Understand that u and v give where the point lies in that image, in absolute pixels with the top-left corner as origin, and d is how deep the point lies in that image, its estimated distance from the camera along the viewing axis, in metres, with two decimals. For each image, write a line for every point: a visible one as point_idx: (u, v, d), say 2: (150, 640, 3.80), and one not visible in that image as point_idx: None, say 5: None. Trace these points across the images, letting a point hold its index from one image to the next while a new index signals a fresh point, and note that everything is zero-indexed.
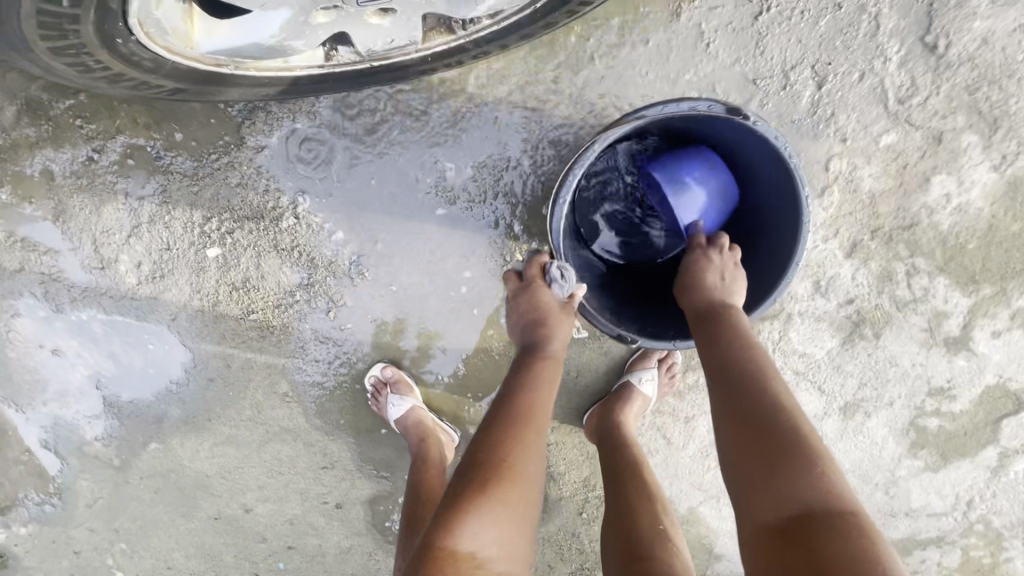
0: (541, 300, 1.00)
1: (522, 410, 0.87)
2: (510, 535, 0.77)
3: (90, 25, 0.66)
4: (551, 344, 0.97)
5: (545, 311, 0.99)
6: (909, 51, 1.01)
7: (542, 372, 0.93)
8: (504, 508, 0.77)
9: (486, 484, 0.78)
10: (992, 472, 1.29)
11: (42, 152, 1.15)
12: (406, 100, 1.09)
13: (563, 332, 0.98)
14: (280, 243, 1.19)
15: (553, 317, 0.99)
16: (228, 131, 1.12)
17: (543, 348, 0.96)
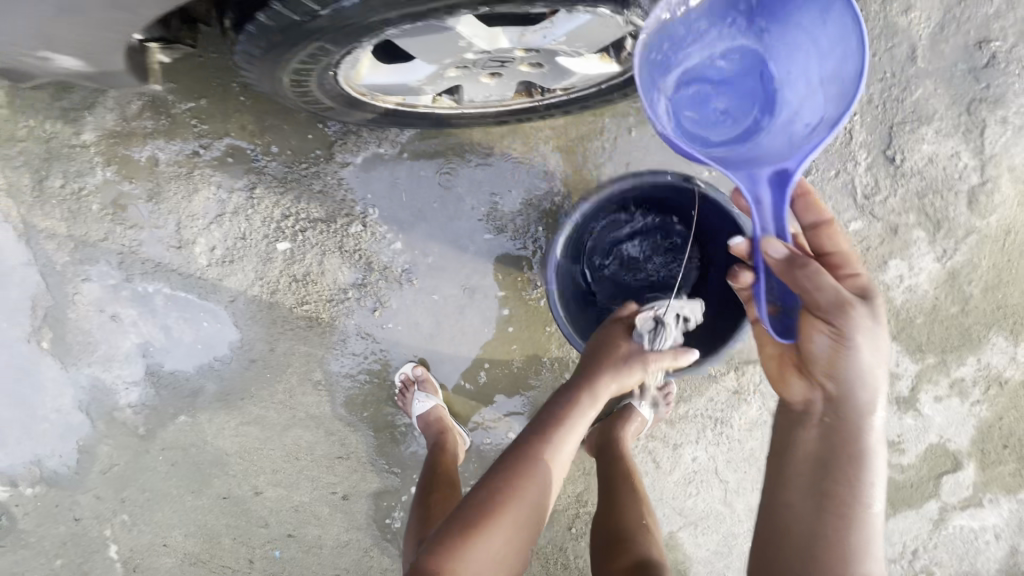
0: (617, 340, 1.07)
1: (535, 445, 0.99)
2: (498, 550, 0.92)
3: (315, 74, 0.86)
4: (590, 398, 1.03)
5: (618, 352, 1.06)
6: (874, 161, 1.28)
7: (576, 417, 1.03)
8: (496, 530, 0.92)
9: (490, 503, 0.94)
10: (934, 524, 1.47)
11: (153, 142, 1.35)
12: (474, 142, 1.32)
13: (608, 386, 1.04)
14: (345, 245, 1.37)
15: (621, 361, 1.04)
16: (321, 146, 1.33)
17: (584, 396, 1.03)
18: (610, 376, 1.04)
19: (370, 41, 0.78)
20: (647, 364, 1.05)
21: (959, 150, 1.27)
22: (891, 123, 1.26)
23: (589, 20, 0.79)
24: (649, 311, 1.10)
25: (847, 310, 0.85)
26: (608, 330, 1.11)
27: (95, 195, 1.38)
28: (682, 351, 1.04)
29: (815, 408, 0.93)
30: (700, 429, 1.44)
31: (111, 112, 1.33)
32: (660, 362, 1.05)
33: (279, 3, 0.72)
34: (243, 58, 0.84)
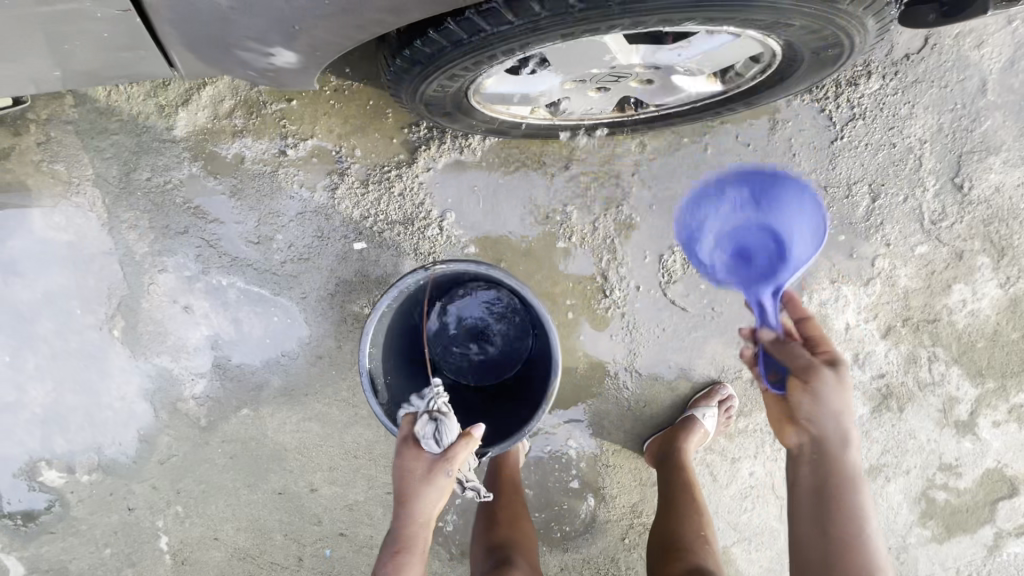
0: (412, 460, 1.01)
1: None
2: None
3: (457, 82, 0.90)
4: (417, 512, 1.00)
5: (418, 472, 1.00)
6: (941, 188, 1.32)
7: (414, 534, 1.01)
8: None
9: None
10: (988, 550, 1.47)
11: (241, 140, 1.39)
12: (553, 154, 1.37)
13: (428, 504, 1.00)
14: (420, 247, 1.41)
15: (425, 478, 0.99)
16: (404, 151, 1.37)
17: (412, 515, 1.00)
18: (421, 504, 1.00)
19: (540, 49, 0.82)
20: (448, 470, 0.99)
21: None
22: (960, 152, 1.31)
23: (732, 38, 0.84)
24: (425, 412, 1.01)
25: (815, 369, 1.01)
26: (399, 455, 1.02)
27: (180, 188, 1.42)
28: (468, 439, 1.00)
29: (805, 454, 1.02)
30: (759, 444, 1.46)
31: (204, 110, 1.39)
32: (458, 458, 0.99)
33: (474, 10, 0.75)
34: (405, 63, 0.87)
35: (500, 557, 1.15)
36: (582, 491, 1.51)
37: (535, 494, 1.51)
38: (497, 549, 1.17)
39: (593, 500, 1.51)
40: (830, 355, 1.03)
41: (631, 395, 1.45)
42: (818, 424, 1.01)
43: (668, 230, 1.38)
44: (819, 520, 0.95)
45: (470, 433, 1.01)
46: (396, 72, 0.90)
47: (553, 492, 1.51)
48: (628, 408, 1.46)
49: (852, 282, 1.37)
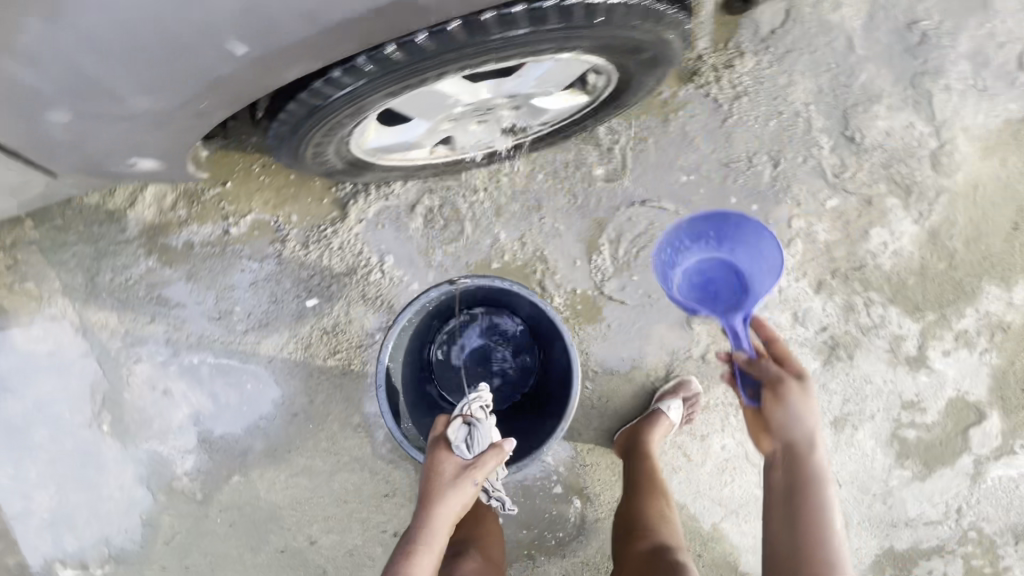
0: (441, 462, 1.07)
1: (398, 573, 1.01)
2: None
3: (335, 144, 1.01)
4: (438, 512, 1.03)
5: (446, 474, 1.05)
6: (836, 143, 1.39)
7: (432, 534, 1.03)
8: None
9: None
10: (972, 479, 1.48)
11: (187, 228, 1.50)
12: (471, 183, 1.46)
13: (450, 504, 1.03)
14: (367, 293, 1.49)
15: (451, 480, 1.04)
16: (335, 208, 1.47)
17: (432, 514, 1.03)
18: (442, 506, 1.03)
19: (385, 104, 0.92)
20: (473, 475, 1.04)
21: (913, 120, 1.37)
22: (845, 107, 1.38)
23: (567, 61, 0.93)
24: (457, 417, 1.08)
25: (783, 380, 1.06)
26: (431, 453, 1.08)
27: (140, 283, 1.52)
28: (497, 450, 1.05)
29: (779, 459, 1.04)
30: (724, 416, 1.50)
31: (149, 207, 1.50)
32: (485, 467, 1.04)
33: (306, 91, 0.87)
34: (283, 142, 1.00)
35: (455, 549, 1.22)
36: (567, 495, 1.55)
37: (523, 507, 1.55)
38: (458, 542, 1.24)
39: (580, 501, 1.55)
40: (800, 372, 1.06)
41: (593, 393, 1.51)
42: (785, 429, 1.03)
43: (593, 232, 1.45)
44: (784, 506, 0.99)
45: (501, 444, 1.06)
46: (284, 145, 1.01)
47: (539, 501, 1.55)
48: (592, 406, 1.51)
49: None
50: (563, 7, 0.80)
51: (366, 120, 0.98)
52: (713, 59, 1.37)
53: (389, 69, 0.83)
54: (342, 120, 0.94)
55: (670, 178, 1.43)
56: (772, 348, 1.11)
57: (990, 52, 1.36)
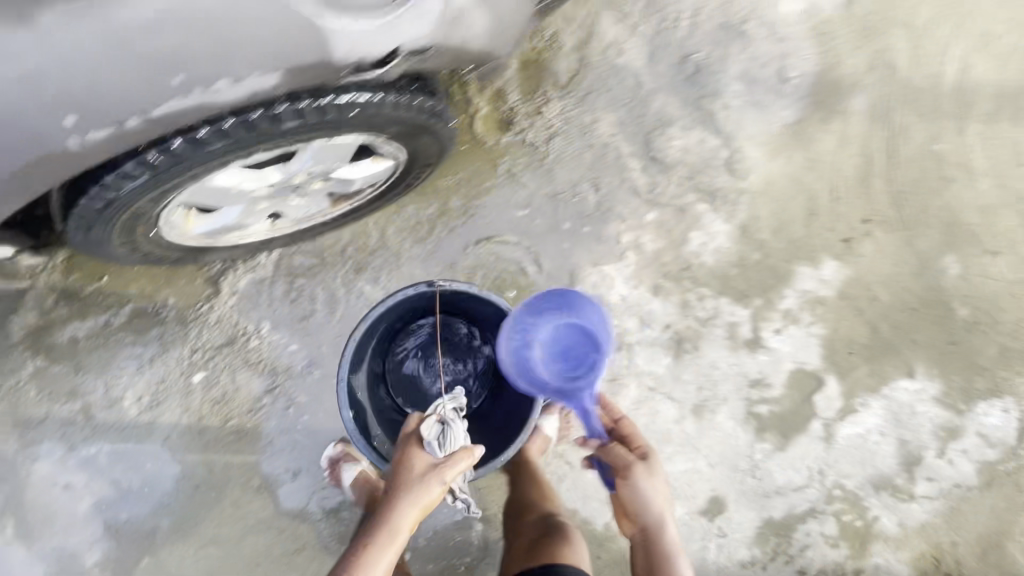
0: (411, 459, 1.15)
1: (356, 559, 1.07)
2: None
3: (145, 239, 1.08)
4: (405, 506, 1.10)
5: (416, 471, 1.13)
6: (643, 164, 1.59)
7: (396, 527, 1.09)
8: None
9: None
10: (825, 441, 1.63)
11: (70, 325, 1.59)
12: (331, 244, 1.59)
13: (419, 499, 1.10)
14: (249, 359, 1.59)
15: (420, 477, 1.12)
16: (209, 286, 1.59)
17: (397, 507, 1.10)
18: (409, 500, 1.10)
19: (168, 204, 0.97)
20: (444, 473, 1.12)
21: (704, 136, 1.58)
22: (644, 133, 1.58)
23: (352, 143, 1.02)
24: (433, 416, 1.20)
25: (631, 467, 1.23)
26: (400, 450, 1.17)
27: (30, 383, 1.59)
28: (468, 451, 1.14)
29: (641, 536, 1.24)
30: None
31: (30, 311, 1.58)
32: (455, 466, 1.12)
33: (75, 211, 0.90)
34: (85, 246, 1.04)
35: None
36: (468, 520, 1.63)
37: (428, 538, 1.63)
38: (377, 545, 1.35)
39: (480, 524, 1.64)
40: (646, 454, 1.26)
41: None
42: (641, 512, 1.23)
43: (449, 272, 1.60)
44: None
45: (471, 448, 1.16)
46: (103, 254, 1.10)
47: (442, 530, 1.63)
48: None
49: (610, 260, 1.60)
50: (319, 106, 0.87)
51: (164, 217, 1.04)
52: (525, 108, 1.57)
53: (152, 183, 0.87)
54: (138, 223, 1.00)
55: (507, 214, 1.59)
56: (619, 426, 1.33)
57: (757, 71, 1.58)
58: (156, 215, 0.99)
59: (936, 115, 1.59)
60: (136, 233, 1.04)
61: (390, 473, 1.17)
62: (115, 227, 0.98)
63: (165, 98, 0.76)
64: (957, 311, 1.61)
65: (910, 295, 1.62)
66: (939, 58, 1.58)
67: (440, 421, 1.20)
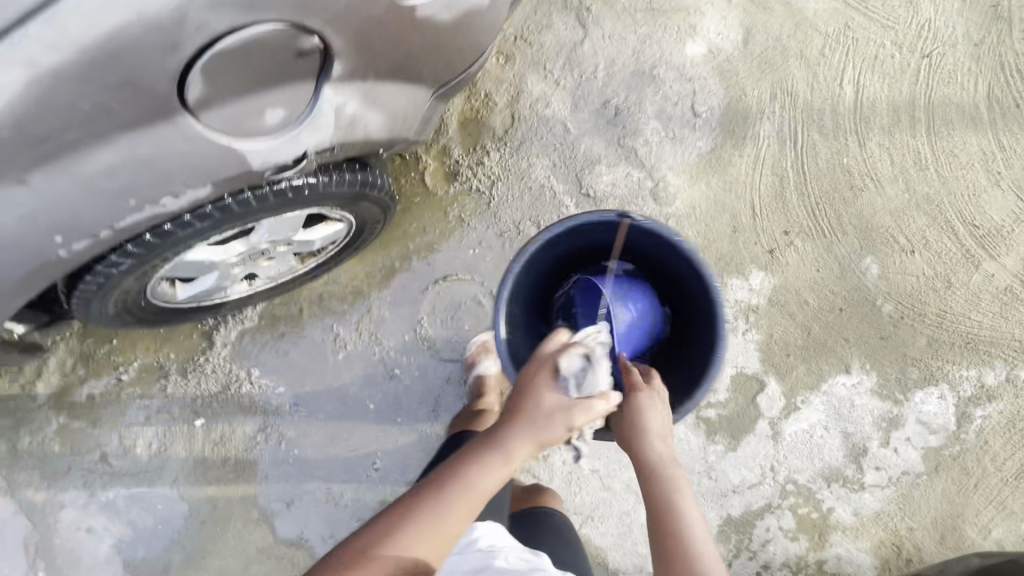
0: (544, 388, 1.07)
1: (470, 459, 1.05)
2: (435, 549, 0.97)
3: (139, 308, 1.30)
4: (527, 428, 1.04)
5: (547, 400, 1.06)
6: (577, 201, 1.78)
7: (513, 443, 1.04)
8: (424, 540, 0.97)
9: (427, 495, 1.01)
10: (774, 439, 1.74)
11: (88, 385, 1.81)
12: (307, 294, 1.79)
13: (547, 429, 1.04)
14: (243, 403, 1.79)
15: (552, 408, 1.05)
16: (204, 340, 1.80)
17: (518, 428, 1.04)
18: (527, 428, 1.04)
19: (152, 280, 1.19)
20: (575, 411, 1.05)
21: (628, 171, 1.77)
22: (575, 173, 1.78)
23: (300, 215, 1.22)
24: (576, 350, 1.12)
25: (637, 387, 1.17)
26: (531, 372, 1.11)
27: (55, 439, 1.80)
28: (604, 398, 1.07)
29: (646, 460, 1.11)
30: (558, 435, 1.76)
31: (53, 375, 1.81)
32: (587, 410, 1.05)
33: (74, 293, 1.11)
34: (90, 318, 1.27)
35: None
36: None
37: None
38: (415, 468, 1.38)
39: None
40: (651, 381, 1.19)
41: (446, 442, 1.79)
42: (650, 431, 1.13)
43: (412, 310, 1.79)
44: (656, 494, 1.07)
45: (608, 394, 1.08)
46: (104, 323, 1.32)
47: None
48: None
49: None
50: (262, 194, 1.04)
51: (151, 290, 1.26)
52: (468, 161, 1.78)
53: (133, 269, 1.08)
54: (130, 297, 1.22)
55: (460, 255, 1.79)
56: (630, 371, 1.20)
57: (670, 110, 1.77)
58: (143, 289, 1.22)
59: (838, 134, 1.76)
60: (130, 304, 1.26)
61: (513, 391, 1.11)
62: (110, 302, 1.20)
63: (118, 212, 0.90)
64: (883, 307, 1.74)
65: (837, 296, 1.75)
66: (835, 82, 1.76)
67: (584, 357, 1.12)
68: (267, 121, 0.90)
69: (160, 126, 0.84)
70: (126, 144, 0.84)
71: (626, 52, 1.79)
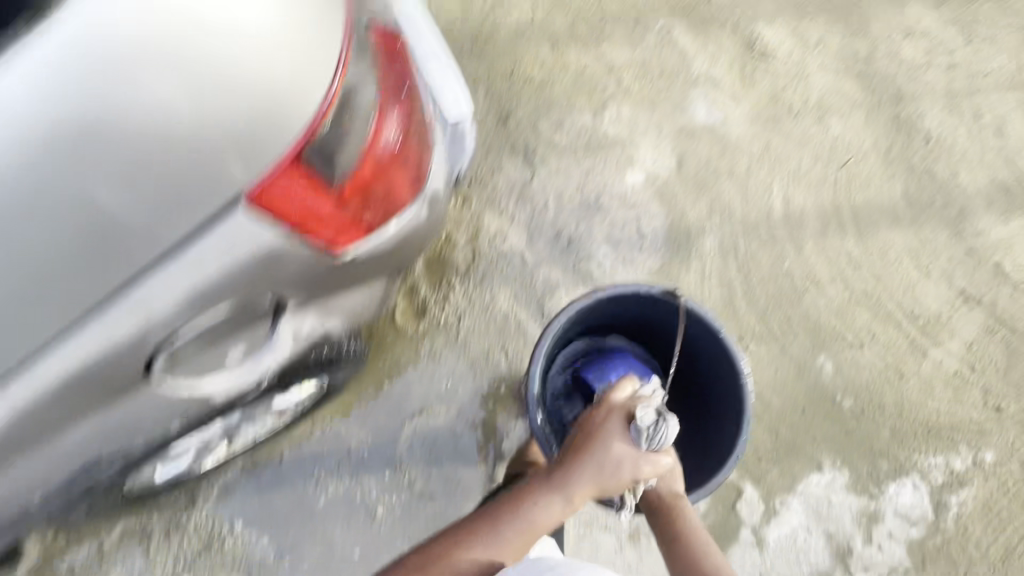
0: (617, 439, 1.19)
1: (535, 490, 1.16)
2: (492, 572, 1.11)
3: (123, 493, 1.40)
4: (595, 476, 1.16)
5: (620, 451, 1.18)
6: (541, 325, 1.88)
7: (581, 485, 1.15)
8: (485, 559, 1.10)
9: (491, 520, 1.14)
10: (758, 547, 1.74)
11: (64, 556, 1.78)
12: (285, 441, 1.82)
13: (615, 478, 1.17)
14: (225, 559, 1.78)
15: (623, 459, 1.17)
16: (183, 497, 1.80)
17: (588, 473, 1.16)
18: (595, 474, 1.16)
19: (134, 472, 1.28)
20: (643, 464, 1.19)
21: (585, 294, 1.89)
22: (535, 300, 1.89)
23: (273, 399, 1.29)
24: (652, 408, 1.22)
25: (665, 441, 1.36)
26: (605, 421, 1.23)
27: None
28: (666, 455, 1.21)
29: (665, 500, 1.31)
30: None
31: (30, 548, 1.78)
32: (651, 464, 1.19)
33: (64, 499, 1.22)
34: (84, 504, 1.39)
35: None
36: None
37: None
38: None
39: None
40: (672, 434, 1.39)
41: None
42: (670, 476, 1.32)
43: (391, 447, 1.83)
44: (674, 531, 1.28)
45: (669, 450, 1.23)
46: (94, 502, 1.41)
47: None
48: None
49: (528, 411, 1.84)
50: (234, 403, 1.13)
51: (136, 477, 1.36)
52: (434, 297, 1.89)
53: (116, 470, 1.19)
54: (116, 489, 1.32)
55: (434, 388, 1.85)
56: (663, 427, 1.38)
57: (617, 234, 1.92)
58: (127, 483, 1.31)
59: (775, 241, 1.89)
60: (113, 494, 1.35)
61: (584, 435, 1.22)
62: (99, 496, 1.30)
63: (104, 438, 1.04)
64: (843, 402, 1.81)
65: (798, 395, 1.81)
66: (764, 195, 1.92)
67: (657, 416, 1.21)
68: (228, 359, 0.99)
69: (133, 394, 0.95)
70: (112, 412, 0.98)
71: (571, 186, 1.95)
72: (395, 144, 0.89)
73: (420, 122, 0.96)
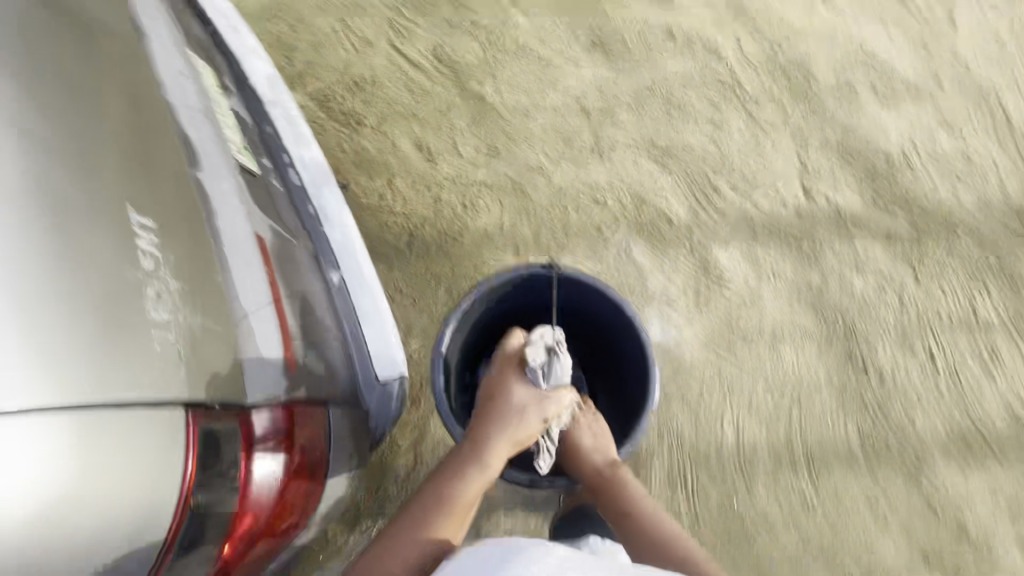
0: (518, 388, 1.56)
1: (468, 455, 1.44)
2: (447, 529, 1.31)
3: None
4: (514, 429, 1.49)
5: (521, 393, 1.55)
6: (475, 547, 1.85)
7: (503, 442, 1.47)
8: (438, 526, 1.30)
9: (440, 494, 1.37)
10: None
11: None
12: None
13: (530, 425, 1.51)
14: None
15: (526, 404, 1.53)
16: None
17: (508, 426, 1.48)
18: (509, 424, 1.49)
19: None
20: (548, 406, 1.54)
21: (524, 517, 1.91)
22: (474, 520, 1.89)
23: None
24: (539, 345, 1.60)
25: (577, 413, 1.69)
26: (505, 373, 1.60)
27: None
28: (564, 390, 1.59)
29: (606, 477, 1.59)
30: None
31: None
32: (551, 403, 1.55)
33: None
34: None
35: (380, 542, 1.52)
36: None
37: None
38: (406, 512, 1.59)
39: None
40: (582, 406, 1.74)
41: None
42: (599, 450, 1.62)
43: None
44: (621, 510, 1.56)
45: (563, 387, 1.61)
46: None
47: None
48: None
49: None
50: None
51: None
52: (367, 506, 1.84)
53: None
54: None
55: None
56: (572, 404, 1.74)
57: None
58: None
59: (725, 477, 1.83)
60: None
61: (492, 394, 1.56)
62: None
63: None
64: None
65: None
66: (715, 425, 1.88)
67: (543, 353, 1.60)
68: None
69: None
70: None
71: None
72: (268, 499, 1.01)
73: (314, 458, 1.11)
